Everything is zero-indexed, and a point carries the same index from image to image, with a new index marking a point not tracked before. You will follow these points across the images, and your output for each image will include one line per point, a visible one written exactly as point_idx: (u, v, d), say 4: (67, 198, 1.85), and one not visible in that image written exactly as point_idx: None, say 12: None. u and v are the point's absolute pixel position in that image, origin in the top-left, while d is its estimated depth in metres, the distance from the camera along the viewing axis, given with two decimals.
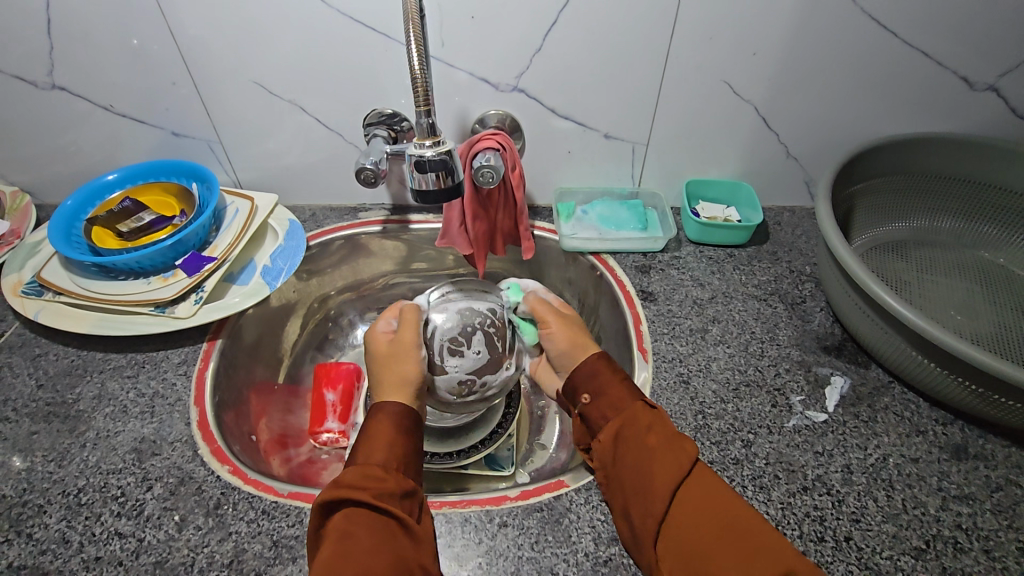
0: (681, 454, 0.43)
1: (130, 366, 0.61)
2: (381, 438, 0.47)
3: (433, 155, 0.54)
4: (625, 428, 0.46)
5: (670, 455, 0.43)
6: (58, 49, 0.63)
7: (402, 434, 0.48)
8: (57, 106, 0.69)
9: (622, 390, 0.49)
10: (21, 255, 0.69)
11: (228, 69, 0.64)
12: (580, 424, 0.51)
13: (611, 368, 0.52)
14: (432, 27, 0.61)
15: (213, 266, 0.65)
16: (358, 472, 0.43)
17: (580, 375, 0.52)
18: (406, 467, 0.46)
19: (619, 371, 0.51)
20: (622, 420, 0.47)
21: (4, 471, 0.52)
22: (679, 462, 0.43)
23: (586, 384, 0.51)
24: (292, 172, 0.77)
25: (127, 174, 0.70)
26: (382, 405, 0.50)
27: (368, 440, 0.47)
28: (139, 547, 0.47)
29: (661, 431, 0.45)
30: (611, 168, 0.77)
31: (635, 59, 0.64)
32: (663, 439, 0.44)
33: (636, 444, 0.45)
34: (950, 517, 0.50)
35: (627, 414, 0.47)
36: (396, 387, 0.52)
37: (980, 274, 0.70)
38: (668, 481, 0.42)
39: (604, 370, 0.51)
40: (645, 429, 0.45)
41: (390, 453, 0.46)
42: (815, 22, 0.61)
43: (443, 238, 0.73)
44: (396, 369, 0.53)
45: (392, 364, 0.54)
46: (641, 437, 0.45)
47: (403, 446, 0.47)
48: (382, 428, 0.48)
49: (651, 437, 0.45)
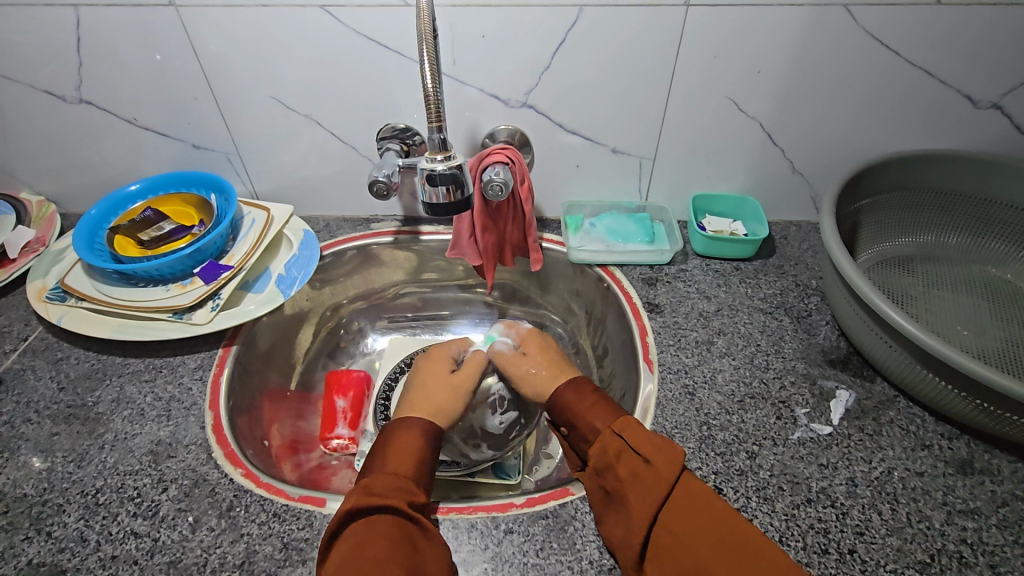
0: (655, 478, 0.45)
1: (148, 371, 0.63)
2: (410, 451, 0.50)
3: (444, 169, 0.55)
4: (598, 461, 0.49)
5: (644, 482, 0.45)
6: (86, 65, 0.65)
7: (428, 450, 0.51)
8: (84, 120, 0.71)
9: (594, 416, 0.52)
10: (46, 263, 0.71)
11: (248, 86, 0.67)
12: (568, 451, 0.55)
13: (580, 393, 0.55)
14: (446, 46, 0.63)
15: (230, 274, 0.67)
16: (383, 482, 0.46)
17: (557, 407, 0.55)
18: (426, 483, 0.49)
19: (590, 395, 0.54)
20: (596, 449, 0.49)
21: (26, 471, 0.54)
22: (653, 491, 0.44)
23: (561, 416, 0.55)
24: (307, 184, 0.79)
25: (149, 185, 0.73)
26: (410, 421, 0.52)
27: (392, 451, 0.49)
28: (154, 547, 0.49)
29: (630, 458, 0.47)
30: (618, 183, 0.78)
31: (641, 77, 0.65)
32: (635, 466, 0.46)
33: (610, 472, 0.48)
34: (955, 532, 0.50)
35: (597, 446, 0.49)
36: (429, 411, 0.55)
37: (987, 289, 0.70)
38: (644, 509, 0.44)
39: (574, 399, 0.54)
40: (614, 460, 0.48)
41: (416, 468, 0.49)
42: (819, 41, 0.62)
43: (454, 250, 0.74)
44: (436, 397, 0.57)
45: (427, 389, 0.58)
46: (614, 468, 0.47)
47: (427, 461, 0.50)
48: (409, 442, 0.51)
49: (622, 466, 0.47)
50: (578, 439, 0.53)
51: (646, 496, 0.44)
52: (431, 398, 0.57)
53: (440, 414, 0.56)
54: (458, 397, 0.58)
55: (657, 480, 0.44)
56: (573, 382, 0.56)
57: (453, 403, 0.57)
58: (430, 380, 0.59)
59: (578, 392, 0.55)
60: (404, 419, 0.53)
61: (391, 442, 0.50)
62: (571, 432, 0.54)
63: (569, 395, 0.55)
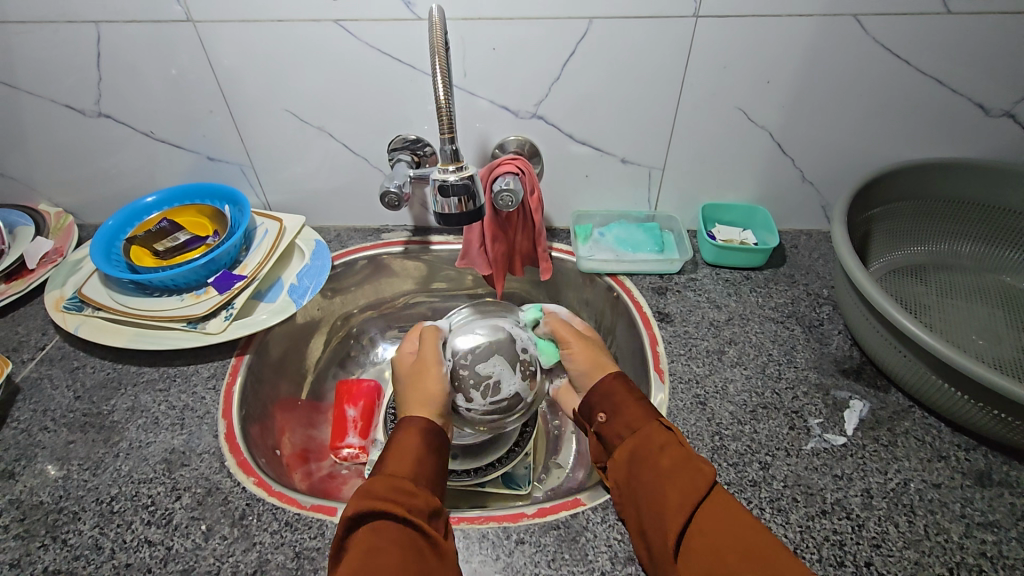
0: (698, 476, 0.45)
1: (162, 380, 0.64)
2: (407, 453, 0.50)
3: (457, 179, 0.56)
4: (639, 450, 0.50)
5: (688, 476, 0.46)
6: (106, 80, 0.67)
7: (426, 449, 0.51)
8: (103, 133, 0.73)
9: (637, 411, 0.53)
10: (63, 273, 0.73)
11: (263, 99, 0.68)
12: (596, 443, 0.55)
13: (627, 389, 0.55)
14: (457, 58, 0.64)
15: (243, 284, 0.68)
16: (382, 484, 0.46)
17: (594, 400, 0.56)
18: (429, 482, 0.49)
19: (635, 393, 0.55)
20: (636, 442, 0.50)
21: (41, 479, 0.55)
22: (694, 483, 0.45)
23: (600, 404, 0.55)
24: (319, 195, 0.80)
25: (164, 197, 0.74)
26: (409, 421, 0.52)
27: (391, 456, 0.49)
28: (167, 555, 0.49)
29: (676, 453, 0.48)
30: (628, 193, 0.78)
31: (651, 88, 0.66)
32: (677, 460, 0.47)
33: (650, 464, 0.48)
34: (974, 544, 0.49)
35: (641, 436, 0.50)
36: (421, 402, 0.55)
37: (1002, 299, 0.69)
38: (685, 503, 0.44)
39: (619, 391, 0.55)
40: (659, 451, 0.48)
41: (416, 469, 0.48)
42: (828, 51, 0.62)
43: (463, 259, 0.75)
44: (421, 387, 0.56)
45: (419, 381, 0.57)
46: (656, 458, 0.48)
47: (426, 460, 0.50)
48: (408, 446, 0.50)
49: (664, 456, 0.48)
50: (614, 431, 0.53)
51: (687, 489, 0.45)
52: (415, 391, 0.56)
53: (431, 403, 0.55)
54: (438, 377, 0.57)
55: (700, 477, 0.45)
56: (619, 377, 0.57)
57: (436, 385, 0.56)
58: (418, 370, 0.58)
59: (627, 385, 0.55)
60: (401, 422, 0.53)
61: (396, 447, 0.50)
62: (607, 421, 0.54)
63: (614, 386, 0.55)
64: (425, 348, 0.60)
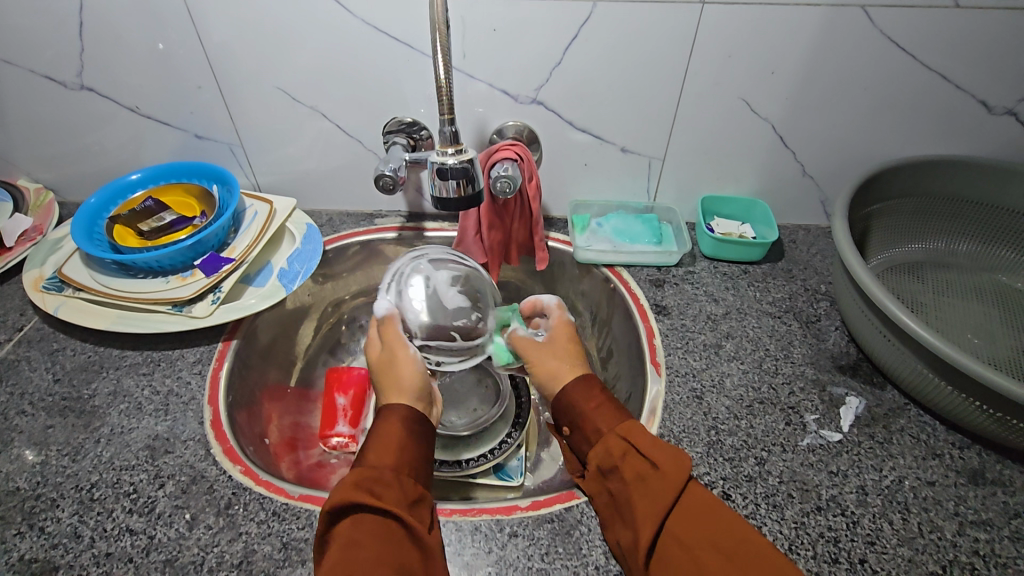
0: (664, 481, 0.43)
1: (146, 364, 0.62)
2: (391, 442, 0.47)
3: (456, 163, 0.54)
4: (603, 460, 0.47)
5: (653, 486, 0.43)
6: (88, 51, 0.64)
7: (410, 437, 0.48)
8: (85, 106, 0.70)
9: (603, 417, 0.50)
10: (42, 251, 0.70)
11: (255, 77, 0.66)
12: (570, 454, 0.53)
13: (589, 394, 0.52)
14: (456, 38, 0.62)
15: (231, 267, 0.66)
16: (371, 476, 0.44)
17: (563, 408, 0.52)
18: (416, 473, 0.47)
19: (598, 396, 0.52)
20: (600, 452, 0.48)
21: (18, 465, 0.53)
22: (663, 492, 0.43)
23: (565, 415, 0.52)
24: (312, 177, 0.78)
25: (150, 174, 0.72)
26: (391, 409, 0.50)
27: (374, 445, 0.47)
28: (149, 544, 0.47)
29: (639, 460, 0.45)
30: (627, 183, 0.77)
31: (653, 77, 0.65)
32: (641, 470, 0.45)
33: (616, 476, 0.46)
34: (967, 543, 0.49)
35: (602, 447, 0.48)
36: (399, 390, 0.52)
37: (997, 297, 0.69)
38: (652, 512, 0.42)
39: (579, 397, 0.52)
40: (621, 461, 0.46)
41: (408, 459, 0.47)
42: (834, 43, 0.61)
43: (459, 247, 0.74)
44: (395, 376, 0.53)
45: (390, 370, 0.54)
46: (620, 470, 0.46)
47: (410, 447, 0.48)
48: (390, 432, 0.48)
49: (626, 467, 0.45)
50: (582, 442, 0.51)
51: (656, 499, 0.43)
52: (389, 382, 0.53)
53: (412, 390, 0.52)
54: (409, 364, 0.54)
55: (666, 487, 0.42)
56: (582, 380, 0.53)
57: (413, 373, 0.53)
58: (385, 363, 0.54)
59: (586, 393, 0.52)
60: (386, 408, 0.51)
61: (376, 437, 0.48)
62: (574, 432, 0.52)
63: (577, 391, 0.52)
64: (387, 341, 0.56)
